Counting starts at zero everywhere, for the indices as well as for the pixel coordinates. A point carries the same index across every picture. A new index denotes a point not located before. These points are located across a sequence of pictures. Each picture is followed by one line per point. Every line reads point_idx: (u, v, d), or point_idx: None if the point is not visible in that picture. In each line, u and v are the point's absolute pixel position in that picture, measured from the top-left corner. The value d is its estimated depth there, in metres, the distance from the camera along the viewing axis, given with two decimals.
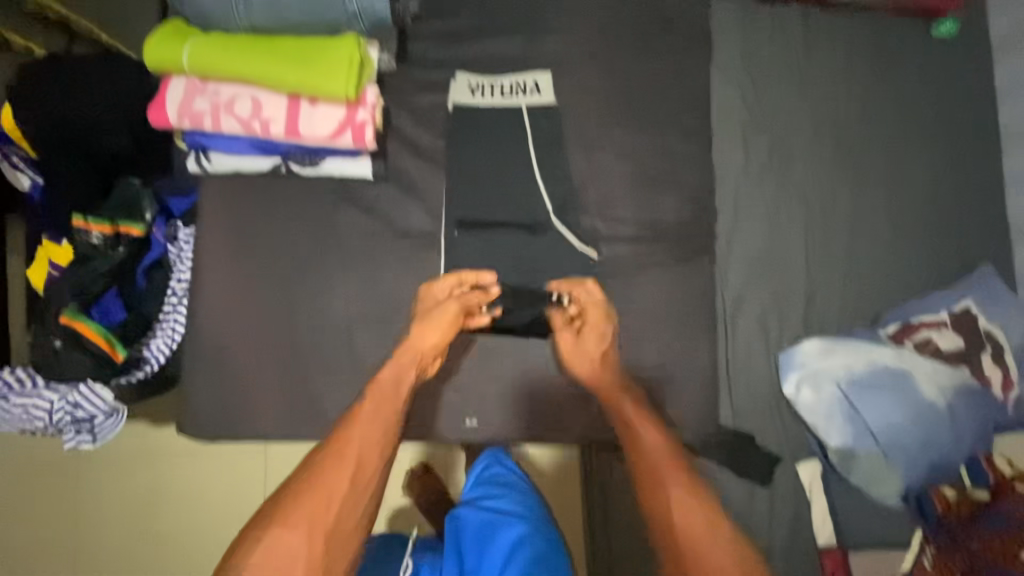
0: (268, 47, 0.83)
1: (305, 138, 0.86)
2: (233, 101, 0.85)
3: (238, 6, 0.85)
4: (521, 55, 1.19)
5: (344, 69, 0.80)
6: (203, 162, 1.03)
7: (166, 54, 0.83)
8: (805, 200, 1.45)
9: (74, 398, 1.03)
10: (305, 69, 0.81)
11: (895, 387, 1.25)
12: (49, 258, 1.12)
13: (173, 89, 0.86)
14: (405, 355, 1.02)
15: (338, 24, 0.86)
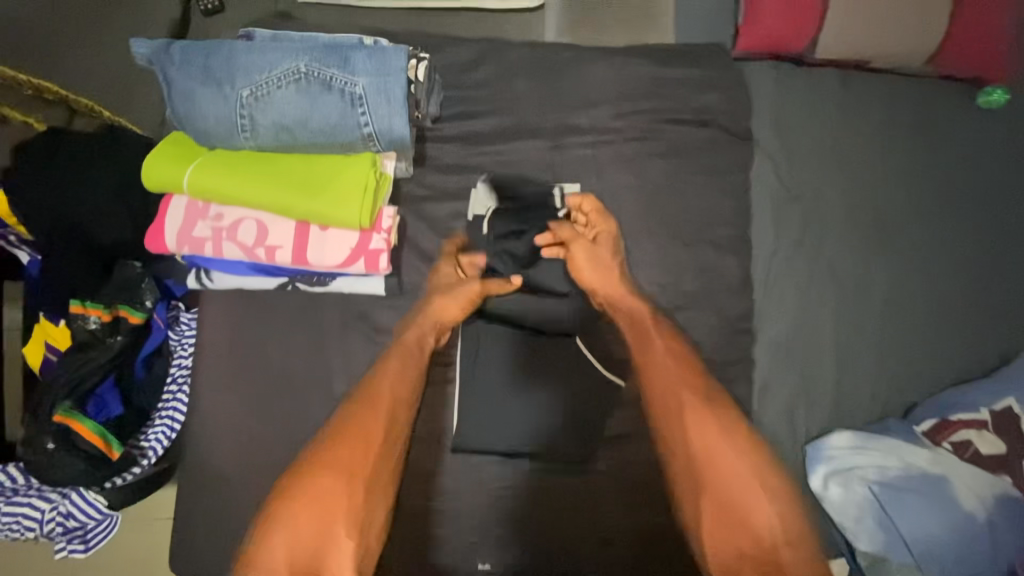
0: (275, 172, 0.79)
1: (314, 265, 0.82)
2: (239, 225, 0.82)
3: (242, 126, 0.78)
4: (546, 140, 1.07)
5: (358, 199, 0.76)
6: (205, 280, 0.98)
7: (167, 179, 0.79)
8: (839, 281, 1.37)
9: (65, 508, 0.98)
10: (317, 202, 0.77)
11: (930, 494, 1.17)
12: (45, 339, 1.06)
13: (172, 213, 0.82)
14: (423, 321, 0.99)
15: (351, 146, 0.79)
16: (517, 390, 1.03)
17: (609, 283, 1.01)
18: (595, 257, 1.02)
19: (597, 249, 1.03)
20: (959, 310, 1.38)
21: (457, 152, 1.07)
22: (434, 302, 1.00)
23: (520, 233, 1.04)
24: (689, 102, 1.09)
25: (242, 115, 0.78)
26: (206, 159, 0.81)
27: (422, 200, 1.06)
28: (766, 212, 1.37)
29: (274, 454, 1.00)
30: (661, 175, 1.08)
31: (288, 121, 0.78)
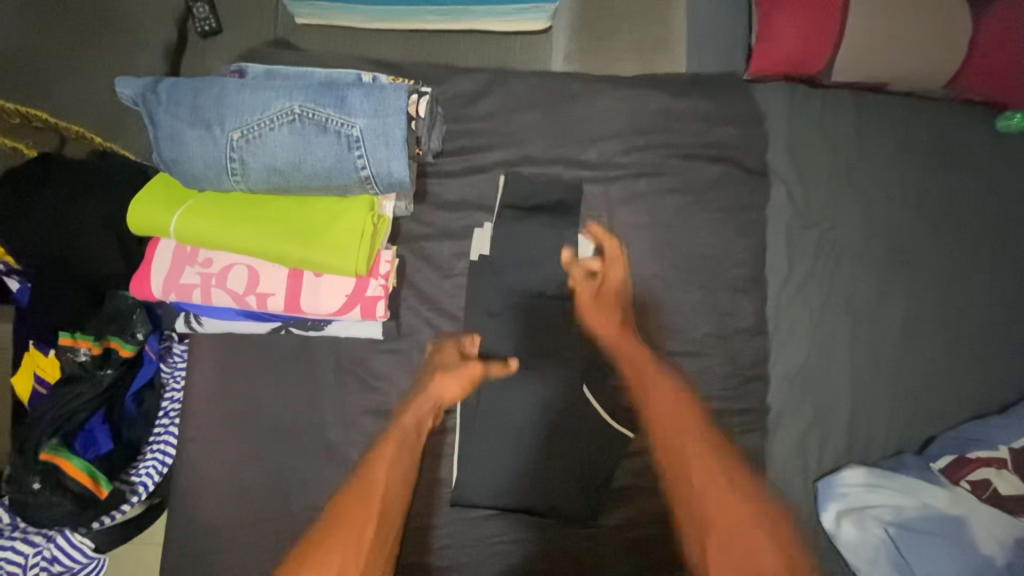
0: (269, 220, 0.77)
1: (308, 312, 0.80)
2: (230, 271, 0.80)
3: (233, 170, 0.74)
4: (554, 170, 1.05)
5: (354, 248, 0.74)
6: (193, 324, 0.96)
7: (156, 224, 0.77)
8: (852, 310, 1.33)
9: (51, 552, 0.95)
10: (311, 251, 0.75)
11: (946, 536, 1.12)
12: (35, 371, 1.01)
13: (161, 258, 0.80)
14: (423, 403, 0.95)
15: (347, 190, 0.76)
16: (517, 437, 0.97)
17: (614, 329, 0.97)
18: (604, 301, 0.99)
19: (607, 288, 1.00)
20: (978, 346, 1.33)
21: (460, 189, 1.05)
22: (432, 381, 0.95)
23: (525, 271, 1.00)
24: (701, 138, 1.07)
25: (233, 159, 0.75)
26: (196, 203, 0.79)
27: (420, 238, 1.03)
28: (778, 239, 1.33)
29: (268, 495, 0.96)
30: (671, 206, 1.05)
31: (281, 163, 0.74)
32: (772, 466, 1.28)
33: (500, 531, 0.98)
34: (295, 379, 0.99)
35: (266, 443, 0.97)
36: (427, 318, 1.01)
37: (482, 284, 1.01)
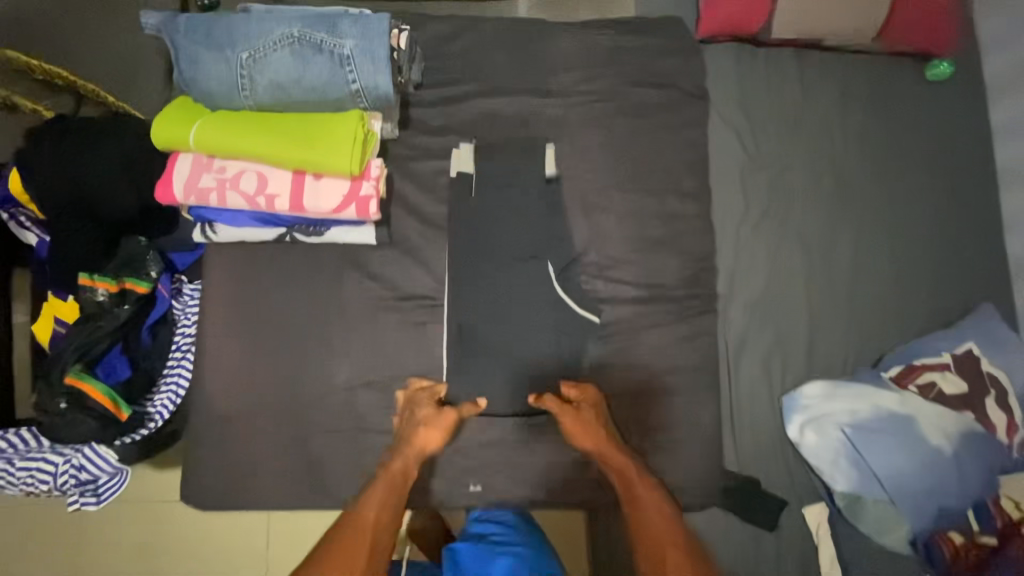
0: (274, 128, 0.86)
1: (309, 212, 0.89)
2: (240, 177, 0.88)
3: (242, 88, 0.87)
4: (512, 109, 1.10)
5: (349, 146, 0.83)
6: (208, 233, 0.98)
7: (172, 134, 0.85)
8: (805, 243, 1.42)
9: (79, 461, 1.04)
10: (311, 151, 0.84)
11: (899, 433, 1.23)
12: (55, 313, 1.12)
13: (179, 167, 0.89)
14: (409, 452, 0.94)
15: (340, 103, 0.89)
16: (491, 354, 1.01)
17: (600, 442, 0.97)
18: (581, 434, 0.97)
19: (579, 417, 0.98)
20: (923, 264, 1.44)
21: (435, 117, 1.09)
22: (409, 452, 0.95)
23: (491, 193, 1.04)
24: (652, 66, 1.13)
25: (242, 76, 0.87)
26: (210, 115, 0.88)
27: (405, 159, 1.08)
28: (734, 182, 1.44)
29: (255, 421, 1.00)
30: (628, 134, 1.09)
31: (283, 80, 0.87)
32: (739, 383, 1.36)
33: (488, 433, 1.06)
34: (275, 312, 1.01)
35: (251, 371, 1.00)
36: (402, 251, 1.05)
37: (453, 209, 1.04)
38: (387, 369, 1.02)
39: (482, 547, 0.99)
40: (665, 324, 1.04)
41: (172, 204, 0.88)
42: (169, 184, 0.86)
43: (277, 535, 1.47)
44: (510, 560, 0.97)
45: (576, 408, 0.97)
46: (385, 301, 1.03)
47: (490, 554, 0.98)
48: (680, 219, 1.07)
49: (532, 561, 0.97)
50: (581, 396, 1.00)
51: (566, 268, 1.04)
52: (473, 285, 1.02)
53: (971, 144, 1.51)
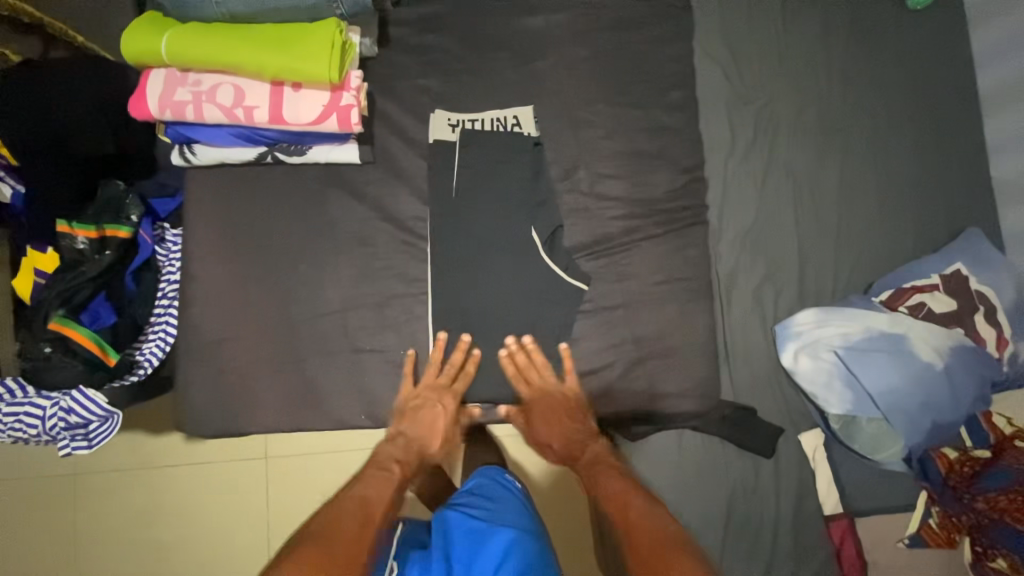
0: (248, 36, 0.84)
1: (290, 124, 0.88)
2: (216, 90, 0.87)
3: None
4: (493, 30, 1.08)
5: (327, 51, 0.81)
6: (189, 155, 0.95)
7: (147, 45, 0.85)
8: (793, 173, 1.38)
9: (66, 403, 1.02)
10: (289, 56, 0.82)
11: (890, 350, 1.25)
12: (34, 266, 1.06)
13: (154, 82, 0.87)
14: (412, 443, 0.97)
15: (319, 8, 0.87)
16: (480, 275, 1.00)
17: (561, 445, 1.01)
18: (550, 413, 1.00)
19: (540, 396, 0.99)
20: (914, 188, 1.40)
21: (417, 35, 1.07)
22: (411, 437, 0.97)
23: (475, 117, 1.04)
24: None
25: None
26: (183, 28, 0.87)
27: (388, 78, 1.06)
28: (721, 117, 1.37)
29: (244, 353, 0.98)
30: (608, 52, 1.07)
31: None
32: (731, 312, 1.31)
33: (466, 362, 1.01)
34: (260, 243, 1.00)
35: (238, 303, 0.99)
36: (387, 176, 1.03)
37: (436, 136, 1.03)
38: (379, 288, 1.00)
39: (476, 523, 0.96)
40: (655, 236, 1.03)
41: (148, 119, 0.87)
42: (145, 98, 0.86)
43: (275, 489, 1.45)
44: (509, 536, 0.94)
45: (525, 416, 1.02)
46: (370, 227, 1.01)
47: (488, 531, 0.95)
48: (669, 130, 1.07)
49: (527, 539, 0.96)
50: (536, 369, 1.00)
51: (552, 237, 1.02)
52: (466, 201, 1.01)
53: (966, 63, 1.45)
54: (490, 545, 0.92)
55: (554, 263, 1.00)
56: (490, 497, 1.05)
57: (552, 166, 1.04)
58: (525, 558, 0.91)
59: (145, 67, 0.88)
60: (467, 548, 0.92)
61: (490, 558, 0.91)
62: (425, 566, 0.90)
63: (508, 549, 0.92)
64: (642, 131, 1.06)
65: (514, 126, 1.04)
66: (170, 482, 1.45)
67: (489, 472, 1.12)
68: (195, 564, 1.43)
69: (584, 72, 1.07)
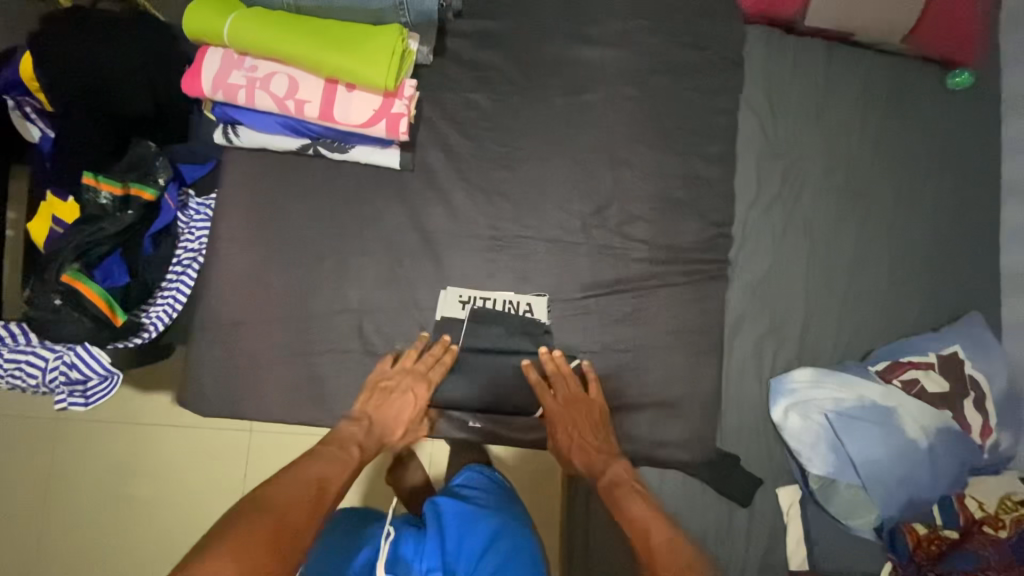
0: (310, 31, 0.86)
1: (338, 122, 0.90)
2: (271, 79, 0.89)
3: None
4: (547, 56, 1.08)
5: (386, 59, 0.83)
6: (232, 136, 0.97)
7: (207, 23, 0.87)
8: (812, 230, 1.34)
9: (69, 359, 1.01)
10: (348, 58, 0.84)
11: (880, 423, 1.21)
12: (52, 213, 1.05)
13: (210, 59, 0.90)
14: (371, 423, 0.94)
15: (384, 14, 0.90)
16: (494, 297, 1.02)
17: (584, 449, 0.97)
18: (573, 423, 0.98)
19: (554, 426, 0.99)
20: (937, 264, 1.37)
21: (473, 50, 1.08)
22: (375, 421, 0.94)
23: (515, 141, 1.06)
24: (692, 27, 1.12)
25: None
26: (247, 13, 0.89)
27: (437, 88, 1.06)
28: (752, 166, 1.35)
29: (254, 335, 0.99)
30: (654, 97, 1.08)
31: None
32: (731, 360, 1.28)
33: (475, 384, 1.02)
34: (288, 231, 1.01)
35: (256, 288, 0.99)
36: (420, 186, 1.03)
37: (475, 155, 1.05)
38: (401, 295, 1.01)
39: (466, 509, 0.98)
40: (671, 286, 1.05)
41: (199, 96, 0.89)
42: (198, 75, 0.87)
43: (253, 468, 1.44)
44: (496, 524, 0.96)
45: (556, 414, 0.99)
46: (396, 233, 1.02)
47: (476, 516, 0.97)
48: (701, 181, 1.08)
49: (514, 528, 0.96)
50: (563, 381, 0.99)
51: (569, 298, 1.03)
52: (496, 240, 1.03)
53: (1009, 148, 1.42)
54: (476, 530, 0.94)
55: (564, 317, 1.03)
56: (481, 489, 1.06)
57: (585, 200, 1.05)
58: (512, 543, 0.93)
59: (206, 44, 0.91)
60: (457, 533, 0.94)
61: (476, 546, 0.92)
62: (419, 545, 0.92)
63: (493, 540, 0.93)
64: (675, 179, 1.07)
65: (525, 313, 1.02)
66: (149, 440, 1.45)
67: (477, 466, 1.12)
68: (159, 529, 1.42)
69: (628, 111, 1.08)
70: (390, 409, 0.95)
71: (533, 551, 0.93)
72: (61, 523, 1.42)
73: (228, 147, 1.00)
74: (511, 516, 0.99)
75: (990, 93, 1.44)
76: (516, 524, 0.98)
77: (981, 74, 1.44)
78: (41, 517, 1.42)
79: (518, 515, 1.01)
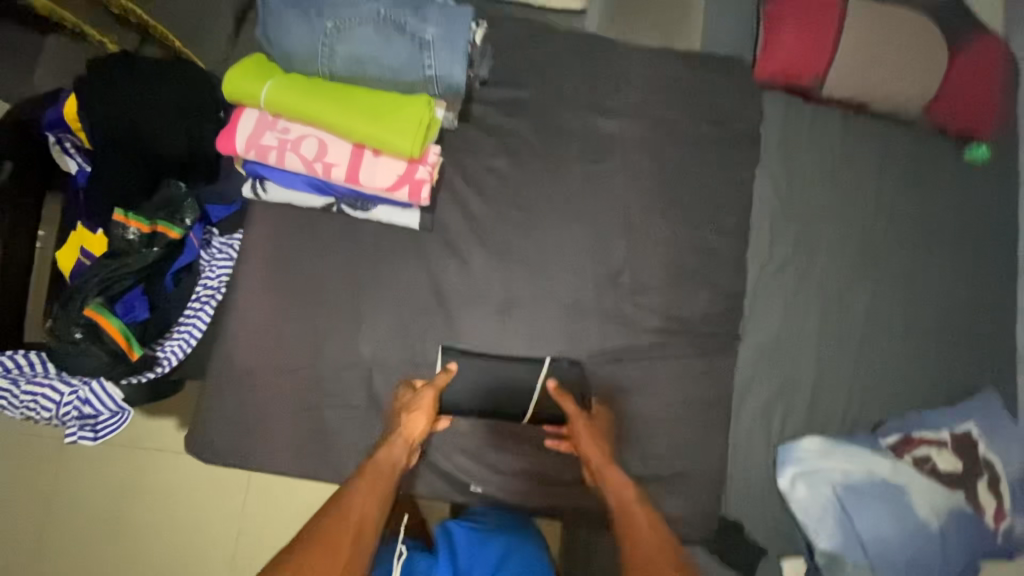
0: (342, 100, 0.90)
1: (363, 185, 0.93)
2: (301, 141, 0.93)
3: (323, 57, 0.94)
4: (566, 124, 1.11)
5: (415, 130, 0.87)
6: (259, 191, 1.00)
7: (244, 89, 0.91)
8: (825, 300, 1.33)
9: (84, 393, 1.04)
10: (377, 128, 0.88)
11: (890, 501, 1.17)
12: (81, 245, 1.08)
13: (244, 121, 0.93)
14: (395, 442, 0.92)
15: (414, 86, 0.95)
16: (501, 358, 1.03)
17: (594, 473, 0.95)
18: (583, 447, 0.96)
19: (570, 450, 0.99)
20: (952, 337, 1.36)
21: (496, 115, 1.11)
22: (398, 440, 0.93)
23: (532, 205, 1.08)
24: (711, 102, 1.15)
25: (324, 45, 0.94)
26: (282, 80, 0.93)
27: (459, 149, 1.09)
28: (767, 231, 1.35)
29: (265, 382, 1.00)
30: (670, 168, 1.11)
31: (364, 58, 0.94)
32: (738, 427, 1.27)
33: (481, 440, 1.04)
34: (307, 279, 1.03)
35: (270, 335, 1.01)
36: (436, 243, 1.05)
37: (492, 216, 1.07)
38: (412, 352, 1.03)
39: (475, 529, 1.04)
40: (680, 356, 1.05)
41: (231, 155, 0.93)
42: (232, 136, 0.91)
43: (251, 502, 1.43)
44: (505, 541, 1.02)
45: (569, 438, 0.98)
46: (410, 287, 1.04)
47: (485, 535, 1.03)
48: (714, 252, 1.09)
49: (523, 542, 1.03)
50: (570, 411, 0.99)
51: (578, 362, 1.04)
52: (508, 301, 1.05)
53: None
54: (486, 549, 1.01)
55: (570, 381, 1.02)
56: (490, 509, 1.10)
57: (598, 266, 1.06)
58: (521, 558, 1.00)
59: (240, 105, 0.94)
60: (468, 554, 1.01)
61: (487, 564, 0.99)
62: (432, 565, 0.99)
63: (503, 558, 1.00)
64: (688, 249, 1.09)
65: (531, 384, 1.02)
66: (149, 468, 1.45)
67: None
68: (152, 558, 1.41)
69: (644, 181, 1.10)
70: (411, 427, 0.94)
71: (542, 562, 1.01)
72: (56, 546, 1.42)
73: (254, 200, 1.03)
74: (520, 530, 1.05)
75: (1008, 170, 1.44)
76: (525, 537, 1.04)
77: (998, 150, 1.45)
78: (37, 538, 1.42)
79: (527, 527, 1.07)
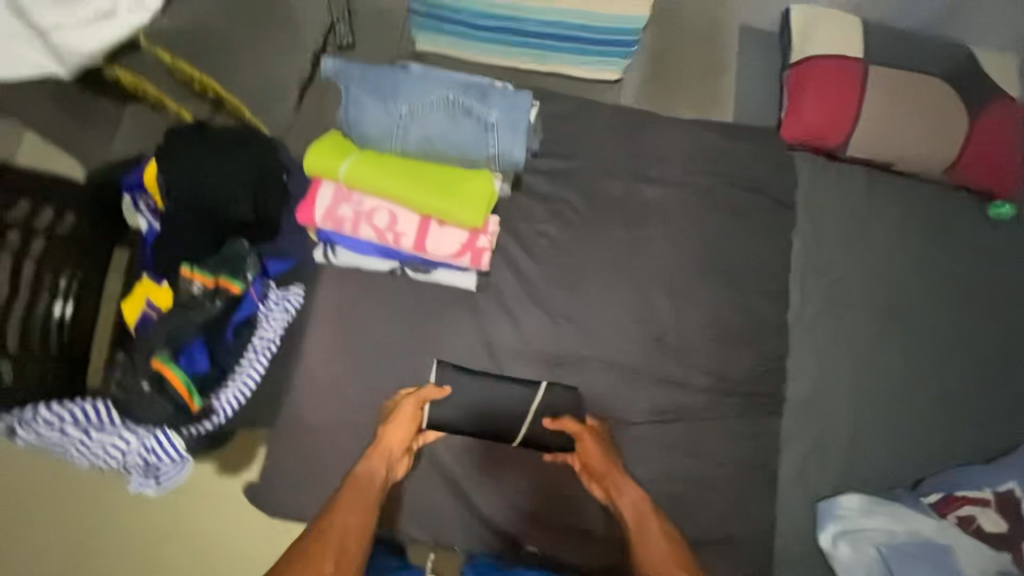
0: (415, 177, 1.04)
1: (430, 253, 1.06)
2: (374, 213, 1.05)
3: (399, 136, 1.11)
4: (610, 191, 1.18)
5: (483, 206, 1.02)
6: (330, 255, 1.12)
7: (327, 167, 1.03)
8: (861, 356, 1.35)
9: (149, 443, 1.08)
10: (448, 203, 1.02)
11: (935, 562, 1.16)
12: (147, 296, 1.15)
13: (322, 194, 1.05)
14: (377, 451, 1.00)
15: (479, 162, 1.13)
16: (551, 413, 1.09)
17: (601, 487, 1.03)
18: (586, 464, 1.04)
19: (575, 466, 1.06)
20: (989, 395, 1.36)
21: (544, 183, 1.18)
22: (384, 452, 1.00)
23: (579, 268, 1.14)
24: (747, 172, 1.22)
25: (401, 127, 1.12)
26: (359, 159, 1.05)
27: (510, 215, 1.16)
28: (801, 287, 1.37)
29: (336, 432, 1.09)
30: (710, 234, 1.17)
31: (435, 138, 1.11)
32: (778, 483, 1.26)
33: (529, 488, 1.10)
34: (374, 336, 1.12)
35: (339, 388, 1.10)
36: (491, 305, 1.13)
37: (542, 279, 1.14)
38: (469, 409, 1.08)
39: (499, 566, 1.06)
40: (721, 415, 1.12)
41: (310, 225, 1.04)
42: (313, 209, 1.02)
43: None
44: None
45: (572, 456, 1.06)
46: (466, 346, 1.12)
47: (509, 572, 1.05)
48: (751, 313, 1.16)
49: None
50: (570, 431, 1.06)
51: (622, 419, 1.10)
52: (557, 359, 1.12)
53: None
54: None
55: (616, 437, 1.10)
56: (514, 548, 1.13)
57: (643, 328, 1.13)
58: None
59: (317, 179, 1.06)
60: None
61: None
62: None
63: None
64: (727, 312, 1.16)
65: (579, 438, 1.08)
66: None
67: None
68: None
69: (685, 246, 1.17)
70: (395, 437, 1.02)
71: None
72: None
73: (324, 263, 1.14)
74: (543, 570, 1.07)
75: None
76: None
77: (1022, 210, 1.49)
78: None
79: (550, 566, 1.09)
